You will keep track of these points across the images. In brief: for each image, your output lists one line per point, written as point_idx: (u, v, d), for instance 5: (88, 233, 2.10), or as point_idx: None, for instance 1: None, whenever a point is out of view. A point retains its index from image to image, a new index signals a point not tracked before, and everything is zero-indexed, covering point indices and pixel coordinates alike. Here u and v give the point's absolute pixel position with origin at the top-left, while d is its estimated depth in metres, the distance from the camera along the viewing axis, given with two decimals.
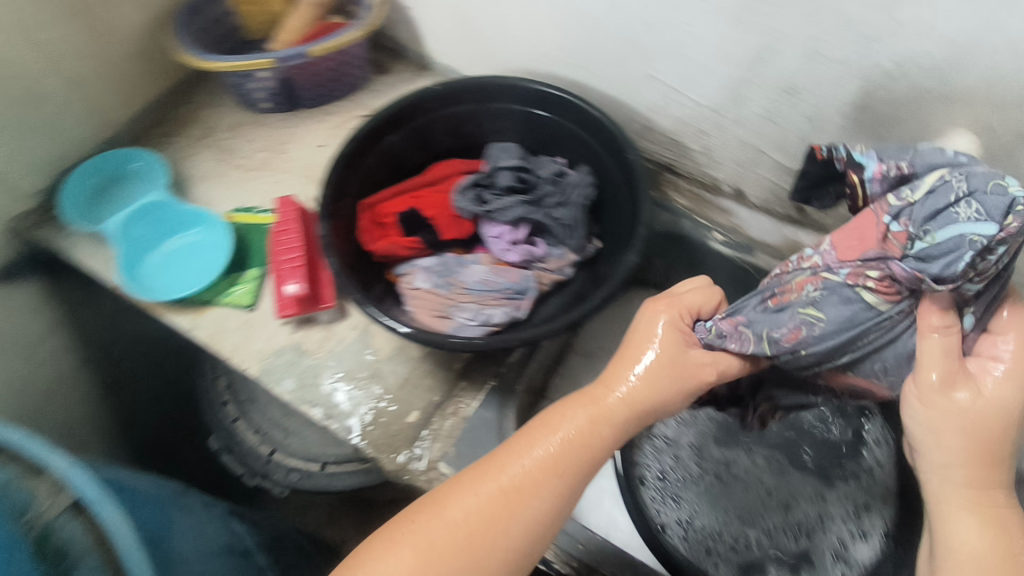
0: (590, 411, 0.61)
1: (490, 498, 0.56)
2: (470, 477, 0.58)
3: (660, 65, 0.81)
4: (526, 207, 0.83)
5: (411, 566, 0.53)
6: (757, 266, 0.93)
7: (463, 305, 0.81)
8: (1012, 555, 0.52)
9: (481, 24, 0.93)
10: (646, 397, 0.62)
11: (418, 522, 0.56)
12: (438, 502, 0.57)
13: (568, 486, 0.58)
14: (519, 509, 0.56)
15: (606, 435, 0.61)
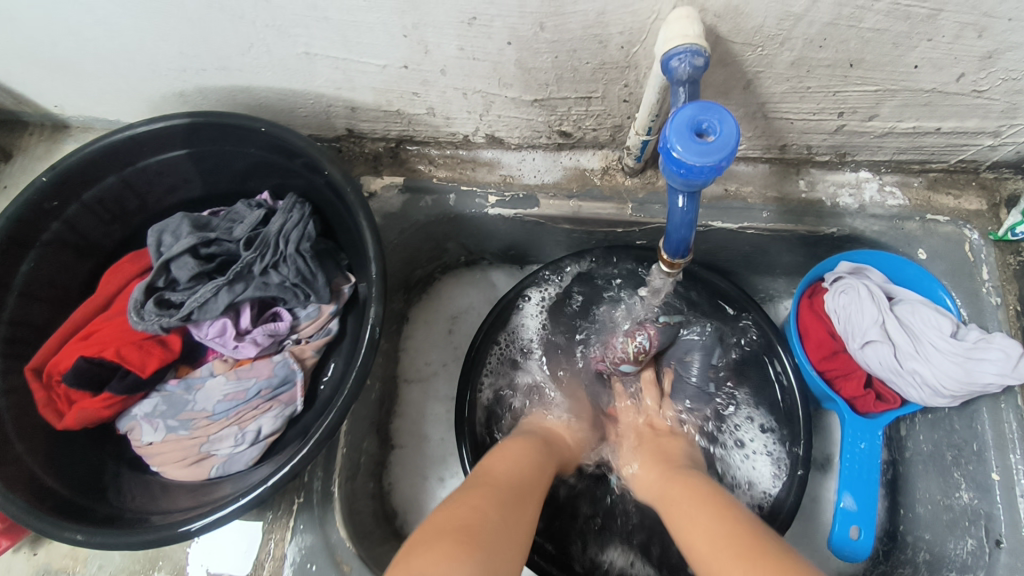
0: (535, 444, 0.65)
1: (477, 510, 0.47)
2: (451, 502, 0.48)
3: (311, 39, 0.60)
4: (232, 290, 0.63)
5: (443, 537, 0.42)
6: (549, 215, 0.76)
7: (217, 436, 0.62)
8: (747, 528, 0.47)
9: (75, 61, 0.67)
10: (563, 432, 0.71)
11: (410, 547, 0.43)
12: (440, 519, 0.45)
13: (536, 509, 0.53)
14: (495, 516, 0.47)
15: (550, 454, 0.64)
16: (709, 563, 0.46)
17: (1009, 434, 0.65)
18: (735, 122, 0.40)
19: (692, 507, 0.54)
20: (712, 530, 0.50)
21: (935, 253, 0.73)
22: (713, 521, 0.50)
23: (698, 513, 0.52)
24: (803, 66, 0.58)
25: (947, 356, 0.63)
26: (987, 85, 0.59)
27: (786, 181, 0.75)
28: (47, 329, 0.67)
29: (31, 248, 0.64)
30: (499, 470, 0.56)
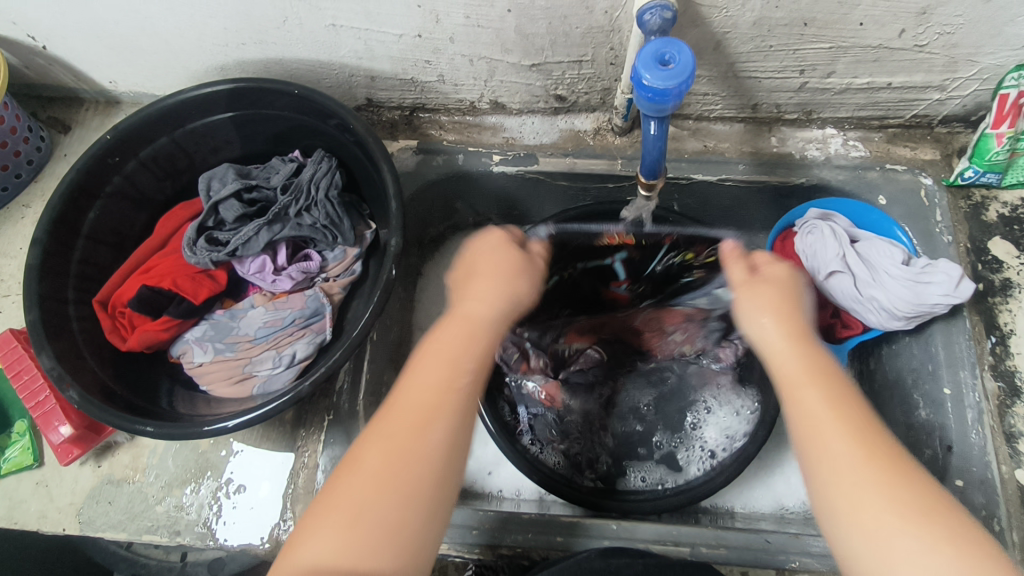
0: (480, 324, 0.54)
1: (391, 451, 0.47)
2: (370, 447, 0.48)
3: (338, 12, 0.70)
4: (271, 230, 0.72)
5: (343, 534, 0.44)
6: (548, 171, 0.85)
7: (258, 358, 0.71)
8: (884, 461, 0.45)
9: (132, 38, 0.77)
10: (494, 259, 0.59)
11: (335, 499, 0.46)
12: (348, 480, 0.47)
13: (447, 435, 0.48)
14: (423, 461, 0.47)
15: (485, 339, 0.53)
16: (836, 458, 0.45)
17: (959, 353, 0.74)
18: (690, 52, 0.48)
19: (804, 356, 0.50)
20: (845, 414, 0.47)
21: (894, 198, 0.81)
22: (838, 402, 0.47)
23: (806, 377, 0.49)
24: (764, 26, 0.67)
25: (900, 281, 0.71)
26: (926, 41, 0.68)
27: (759, 138, 0.84)
28: (109, 271, 0.76)
29: (98, 198, 0.74)
30: (419, 393, 0.50)
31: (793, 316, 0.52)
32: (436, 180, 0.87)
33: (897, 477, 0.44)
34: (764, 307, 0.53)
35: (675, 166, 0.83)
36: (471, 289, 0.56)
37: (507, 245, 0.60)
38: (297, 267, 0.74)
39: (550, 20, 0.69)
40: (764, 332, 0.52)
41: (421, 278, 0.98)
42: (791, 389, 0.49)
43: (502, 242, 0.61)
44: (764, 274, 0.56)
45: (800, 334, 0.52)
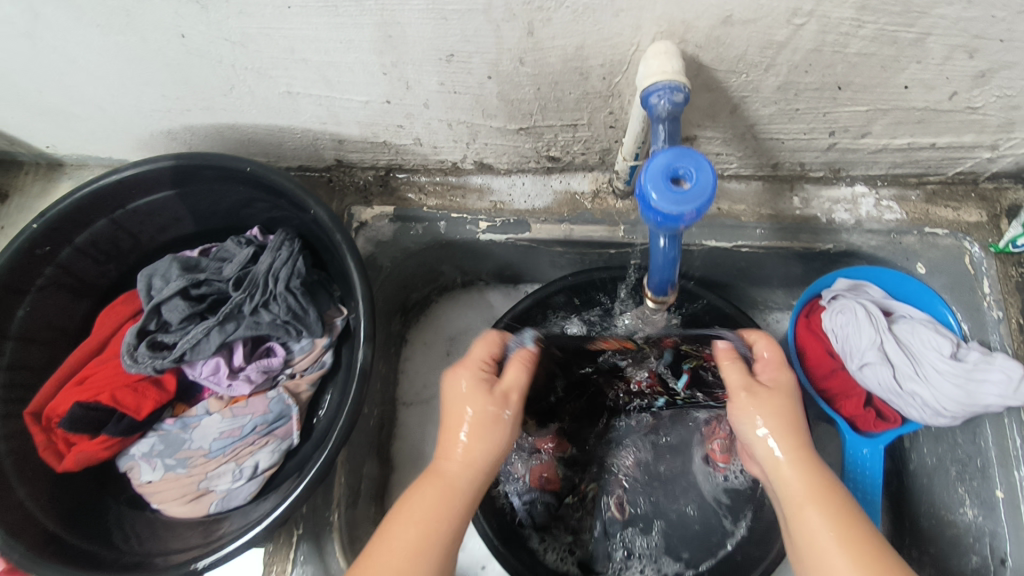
0: (441, 485, 0.52)
1: (413, 543, 0.48)
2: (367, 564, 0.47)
3: (292, 80, 0.60)
4: (223, 329, 0.64)
5: None
6: (541, 239, 0.76)
7: (215, 472, 0.63)
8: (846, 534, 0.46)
9: (64, 106, 0.68)
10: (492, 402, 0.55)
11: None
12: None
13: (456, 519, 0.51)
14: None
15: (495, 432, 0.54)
16: (813, 537, 0.47)
17: (1013, 451, 0.65)
18: (711, 170, 0.40)
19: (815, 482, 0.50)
20: (830, 524, 0.47)
21: (935, 267, 0.71)
22: (843, 527, 0.47)
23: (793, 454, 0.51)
24: (791, 90, 0.57)
25: (948, 378, 0.62)
26: (982, 103, 0.58)
27: (780, 198, 0.74)
28: (47, 371, 0.68)
29: (27, 294, 0.65)
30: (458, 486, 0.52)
31: (804, 447, 0.52)
32: (414, 250, 0.78)
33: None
34: (767, 417, 0.53)
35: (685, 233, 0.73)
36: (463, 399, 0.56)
37: (479, 396, 0.55)
38: (254, 369, 0.65)
39: (538, 87, 0.59)
40: (769, 458, 0.52)
41: (405, 345, 0.89)
42: (793, 512, 0.49)
43: (463, 379, 0.57)
44: (780, 377, 0.56)
45: (789, 423, 0.53)
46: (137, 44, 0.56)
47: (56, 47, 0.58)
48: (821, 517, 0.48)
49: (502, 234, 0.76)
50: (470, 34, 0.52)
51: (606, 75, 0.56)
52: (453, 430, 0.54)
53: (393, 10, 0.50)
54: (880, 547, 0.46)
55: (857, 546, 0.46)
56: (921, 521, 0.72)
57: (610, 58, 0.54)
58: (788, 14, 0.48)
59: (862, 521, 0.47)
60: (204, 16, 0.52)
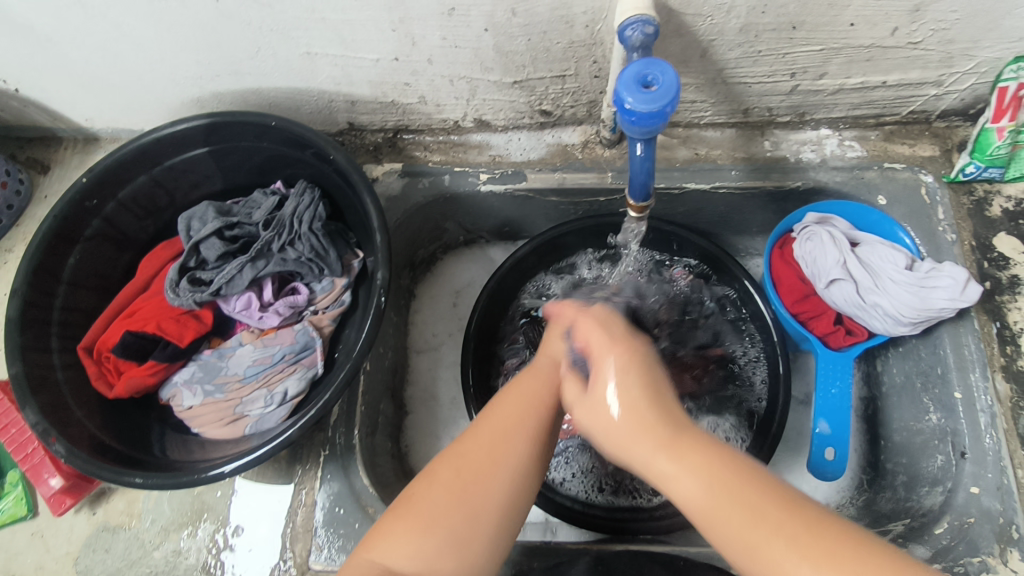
0: (542, 388, 0.53)
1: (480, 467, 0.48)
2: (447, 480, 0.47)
3: (312, 40, 0.68)
4: (255, 266, 0.71)
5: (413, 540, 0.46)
6: (537, 188, 0.83)
7: (249, 397, 0.69)
8: (724, 483, 0.41)
9: (106, 76, 0.76)
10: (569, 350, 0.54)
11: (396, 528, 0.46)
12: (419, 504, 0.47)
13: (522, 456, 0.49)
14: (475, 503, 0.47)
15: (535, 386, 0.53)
16: (697, 508, 0.41)
17: (968, 355, 0.71)
18: (673, 73, 0.47)
19: (659, 444, 0.44)
20: (707, 478, 0.41)
21: (894, 198, 0.79)
22: (704, 461, 0.42)
23: (646, 428, 0.45)
24: (751, 31, 0.65)
25: (904, 287, 0.69)
26: (920, 37, 0.66)
27: (752, 143, 0.81)
28: (93, 315, 0.75)
29: (77, 242, 0.72)
30: (515, 419, 0.50)
31: (654, 393, 0.47)
32: (421, 204, 0.86)
33: (796, 527, 0.39)
34: (624, 377, 0.48)
35: (667, 176, 0.80)
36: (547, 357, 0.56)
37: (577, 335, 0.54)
38: (282, 304, 0.72)
39: (529, 37, 0.67)
40: (597, 397, 0.48)
41: (414, 299, 0.96)
42: (643, 446, 0.45)
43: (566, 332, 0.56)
44: (616, 330, 0.54)
45: (643, 377, 0.48)
46: (177, 9, 0.64)
47: (105, 15, 0.66)
48: (656, 440, 0.44)
49: (501, 184, 0.83)
50: None
51: (588, 22, 0.64)
52: (542, 376, 0.53)
53: None
54: (746, 468, 0.42)
55: (763, 516, 0.39)
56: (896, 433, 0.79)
57: (591, 6, 0.62)
58: None
59: (730, 460, 0.42)
60: None
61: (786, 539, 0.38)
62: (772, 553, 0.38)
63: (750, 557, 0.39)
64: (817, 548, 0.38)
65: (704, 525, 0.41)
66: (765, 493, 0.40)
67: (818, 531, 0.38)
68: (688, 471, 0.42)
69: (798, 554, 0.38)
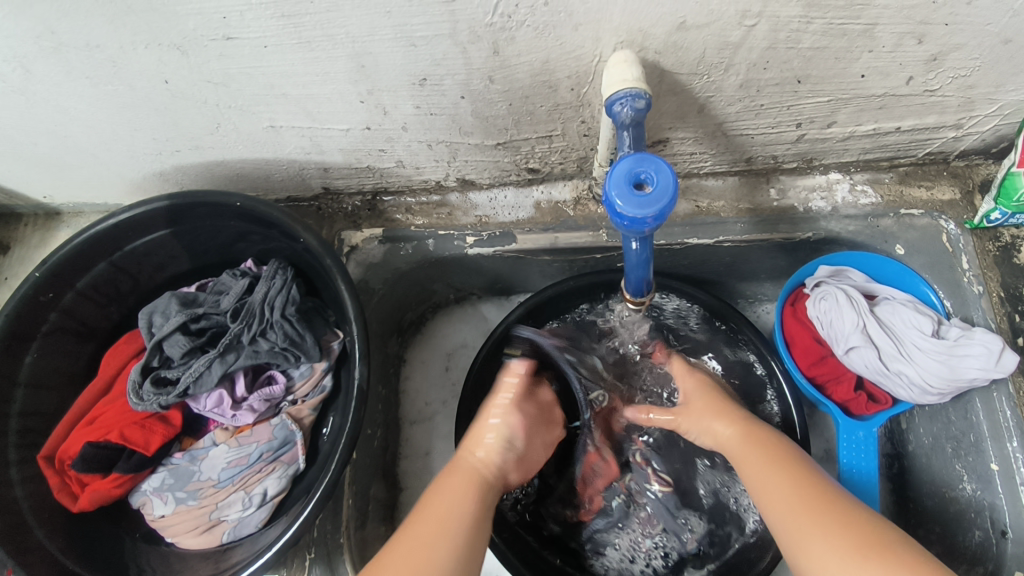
0: (467, 483, 0.56)
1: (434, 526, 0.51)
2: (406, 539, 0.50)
3: (274, 114, 0.63)
4: (224, 361, 0.66)
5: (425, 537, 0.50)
6: (527, 249, 0.77)
7: (225, 502, 0.64)
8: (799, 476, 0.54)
9: (58, 156, 0.70)
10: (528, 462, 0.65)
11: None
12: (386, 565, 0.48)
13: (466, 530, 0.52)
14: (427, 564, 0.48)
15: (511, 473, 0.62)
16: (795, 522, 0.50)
17: (1004, 422, 0.66)
18: (670, 171, 0.41)
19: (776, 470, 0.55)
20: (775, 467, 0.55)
21: (913, 247, 0.73)
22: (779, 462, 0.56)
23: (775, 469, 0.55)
24: (752, 87, 0.59)
25: (931, 355, 0.66)
26: (938, 85, 0.60)
27: (757, 191, 0.75)
28: (56, 416, 0.70)
29: (34, 340, 0.67)
30: (452, 503, 0.54)
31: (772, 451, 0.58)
32: (403, 268, 0.80)
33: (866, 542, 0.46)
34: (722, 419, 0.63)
35: (667, 233, 0.74)
36: (468, 453, 0.60)
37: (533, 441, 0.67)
38: (256, 397, 0.67)
39: (510, 102, 0.61)
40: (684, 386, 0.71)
41: (404, 364, 0.90)
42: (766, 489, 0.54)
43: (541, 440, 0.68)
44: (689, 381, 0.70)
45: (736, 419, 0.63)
46: (124, 91, 0.59)
47: (48, 100, 0.60)
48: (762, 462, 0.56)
49: (487, 245, 0.77)
50: (439, 58, 0.55)
51: (573, 85, 0.59)
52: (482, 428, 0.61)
53: (364, 41, 0.52)
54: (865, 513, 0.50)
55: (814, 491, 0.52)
56: (927, 500, 0.73)
57: (576, 70, 0.56)
58: (738, 17, 0.50)
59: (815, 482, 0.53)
60: (185, 60, 0.55)
61: (851, 550, 0.46)
62: (824, 555, 0.47)
63: (805, 554, 0.48)
64: (870, 558, 0.45)
65: (786, 536, 0.50)
66: (826, 509, 0.50)
67: (876, 541, 0.46)
68: (773, 488, 0.53)
69: (838, 548, 0.46)
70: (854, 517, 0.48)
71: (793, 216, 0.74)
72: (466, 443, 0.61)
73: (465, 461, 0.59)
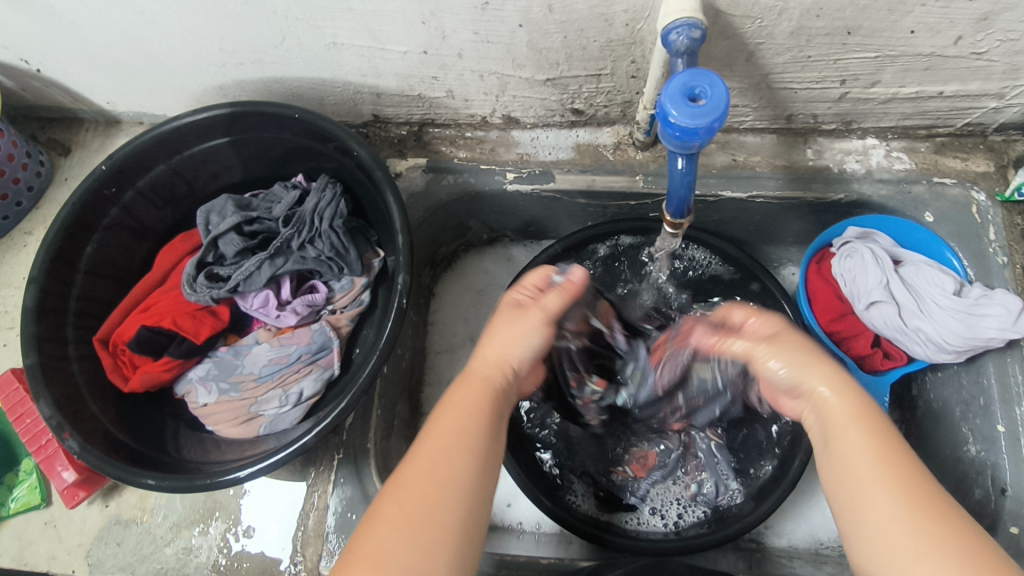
0: (483, 388, 0.54)
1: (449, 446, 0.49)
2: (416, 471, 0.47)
3: (338, 30, 0.65)
4: (273, 264, 0.69)
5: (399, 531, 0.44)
6: (565, 190, 0.79)
7: (264, 397, 0.68)
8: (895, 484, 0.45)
9: (127, 60, 0.74)
10: (505, 352, 0.57)
11: (386, 511, 0.45)
12: (408, 488, 0.46)
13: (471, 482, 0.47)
14: (450, 483, 0.47)
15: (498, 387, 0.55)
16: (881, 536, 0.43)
17: (1015, 387, 0.68)
18: (723, 86, 0.44)
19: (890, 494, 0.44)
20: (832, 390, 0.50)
21: (943, 216, 0.75)
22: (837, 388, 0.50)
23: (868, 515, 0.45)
24: (803, 36, 0.61)
25: (951, 313, 0.69)
26: (985, 47, 0.61)
27: (794, 150, 0.77)
28: (109, 306, 0.74)
29: (96, 230, 0.71)
30: (458, 421, 0.50)
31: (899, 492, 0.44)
32: (442, 199, 0.82)
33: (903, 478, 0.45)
34: (815, 374, 0.51)
35: (703, 183, 0.76)
36: (492, 352, 0.57)
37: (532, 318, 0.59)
38: (300, 301, 0.70)
39: (568, 34, 0.63)
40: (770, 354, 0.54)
41: (433, 298, 0.94)
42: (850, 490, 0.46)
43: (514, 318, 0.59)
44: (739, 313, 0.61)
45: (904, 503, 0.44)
46: None
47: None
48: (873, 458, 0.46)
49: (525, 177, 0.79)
50: None
51: (629, 19, 0.61)
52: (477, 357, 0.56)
53: None
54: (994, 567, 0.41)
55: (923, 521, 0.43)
56: (930, 461, 0.75)
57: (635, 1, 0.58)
58: None
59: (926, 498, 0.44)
60: None
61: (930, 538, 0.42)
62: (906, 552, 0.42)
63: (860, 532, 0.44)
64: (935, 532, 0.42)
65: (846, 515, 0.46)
66: (868, 420, 0.48)
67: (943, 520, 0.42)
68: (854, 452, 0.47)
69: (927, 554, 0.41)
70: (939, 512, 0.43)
71: (827, 175, 0.76)
72: (490, 352, 0.57)
73: (480, 364, 0.56)
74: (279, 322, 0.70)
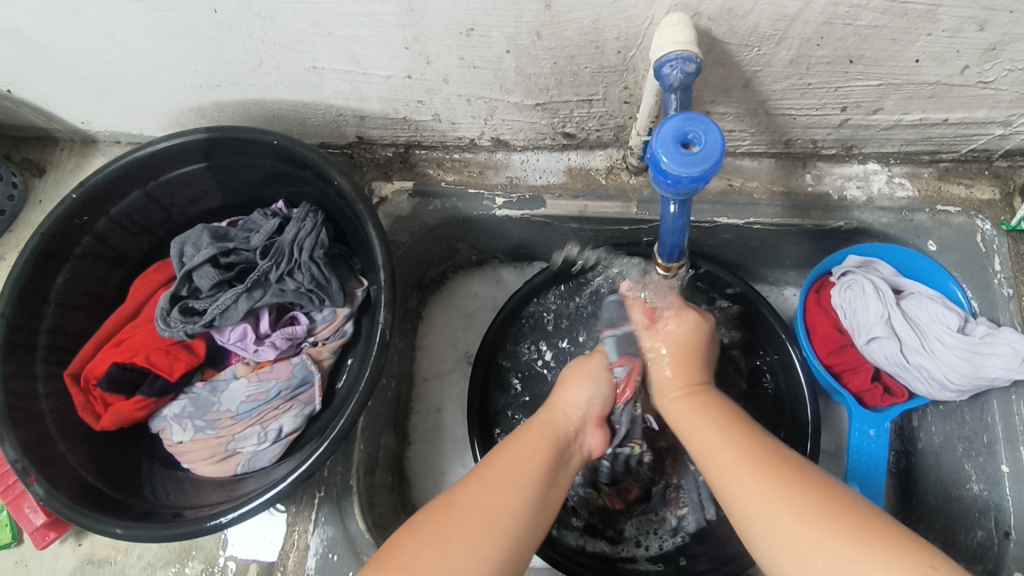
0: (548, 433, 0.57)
1: (516, 472, 0.52)
2: (477, 481, 0.51)
3: (318, 55, 0.62)
4: (251, 296, 0.67)
5: (451, 534, 0.47)
6: (556, 215, 0.77)
7: (241, 435, 0.65)
8: (765, 472, 0.49)
9: (100, 81, 0.71)
10: (567, 401, 0.61)
11: (428, 521, 0.48)
12: (469, 499, 0.49)
13: (534, 497, 0.51)
14: (503, 518, 0.48)
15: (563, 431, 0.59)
16: (783, 540, 0.45)
17: (1019, 426, 0.65)
18: (718, 132, 0.42)
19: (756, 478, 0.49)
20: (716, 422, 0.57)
21: (946, 245, 0.72)
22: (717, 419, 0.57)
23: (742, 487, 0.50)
24: (803, 64, 0.58)
25: (954, 351, 0.66)
26: (993, 77, 0.59)
27: (793, 175, 0.74)
28: (82, 337, 0.71)
29: (67, 260, 0.68)
30: (521, 455, 0.54)
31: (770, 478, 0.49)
32: (428, 223, 0.79)
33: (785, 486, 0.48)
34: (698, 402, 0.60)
35: (697, 210, 0.73)
36: (558, 406, 0.61)
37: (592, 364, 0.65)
38: (279, 334, 0.68)
39: (557, 60, 0.61)
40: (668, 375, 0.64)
41: (421, 321, 0.91)
42: (716, 476, 0.52)
43: (584, 364, 0.65)
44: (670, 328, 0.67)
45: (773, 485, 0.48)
46: (171, 19, 0.59)
47: (96, 22, 0.61)
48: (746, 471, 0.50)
49: (514, 203, 0.77)
50: (489, 6, 0.54)
51: (621, 46, 0.58)
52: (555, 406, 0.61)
53: None
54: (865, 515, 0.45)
55: (798, 501, 0.46)
56: (931, 498, 0.73)
57: (626, 28, 0.55)
58: None
59: (798, 489, 0.47)
60: None
61: (816, 521, 0.45)
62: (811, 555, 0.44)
63: (770, 539, 0.46)
64: (847, 533, 0.43)
65: (725, 496, 0.51)
66: (721, 423, 0.56)
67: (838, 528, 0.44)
68: (708, 451, 0.54)
69: (799, 521, 0.45)
70: (817, 490, 0.47)
71: (827, 202, 0.73)
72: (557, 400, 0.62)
73: (546, 414, 0.60)
74: (257, 356, 0.68)
